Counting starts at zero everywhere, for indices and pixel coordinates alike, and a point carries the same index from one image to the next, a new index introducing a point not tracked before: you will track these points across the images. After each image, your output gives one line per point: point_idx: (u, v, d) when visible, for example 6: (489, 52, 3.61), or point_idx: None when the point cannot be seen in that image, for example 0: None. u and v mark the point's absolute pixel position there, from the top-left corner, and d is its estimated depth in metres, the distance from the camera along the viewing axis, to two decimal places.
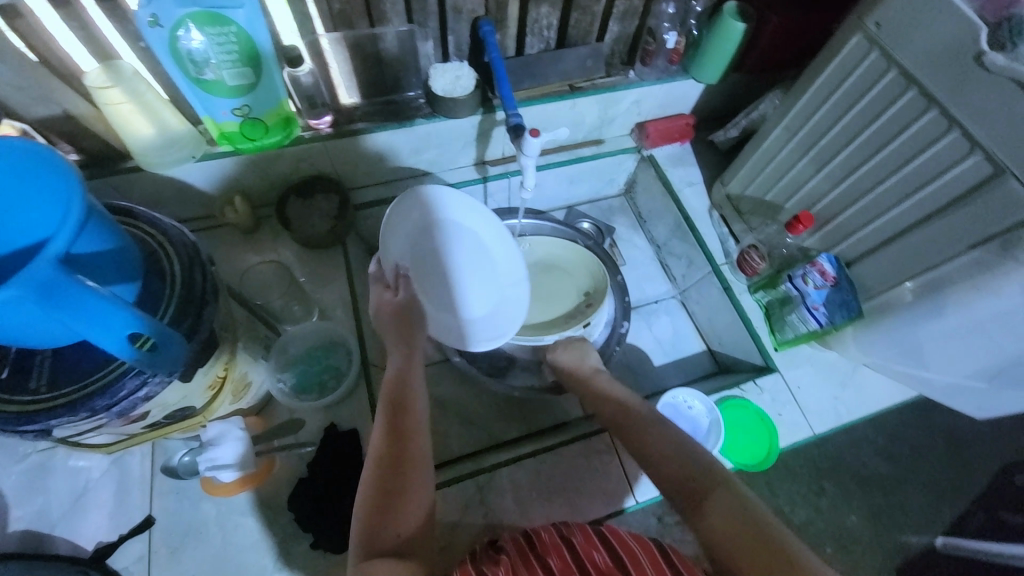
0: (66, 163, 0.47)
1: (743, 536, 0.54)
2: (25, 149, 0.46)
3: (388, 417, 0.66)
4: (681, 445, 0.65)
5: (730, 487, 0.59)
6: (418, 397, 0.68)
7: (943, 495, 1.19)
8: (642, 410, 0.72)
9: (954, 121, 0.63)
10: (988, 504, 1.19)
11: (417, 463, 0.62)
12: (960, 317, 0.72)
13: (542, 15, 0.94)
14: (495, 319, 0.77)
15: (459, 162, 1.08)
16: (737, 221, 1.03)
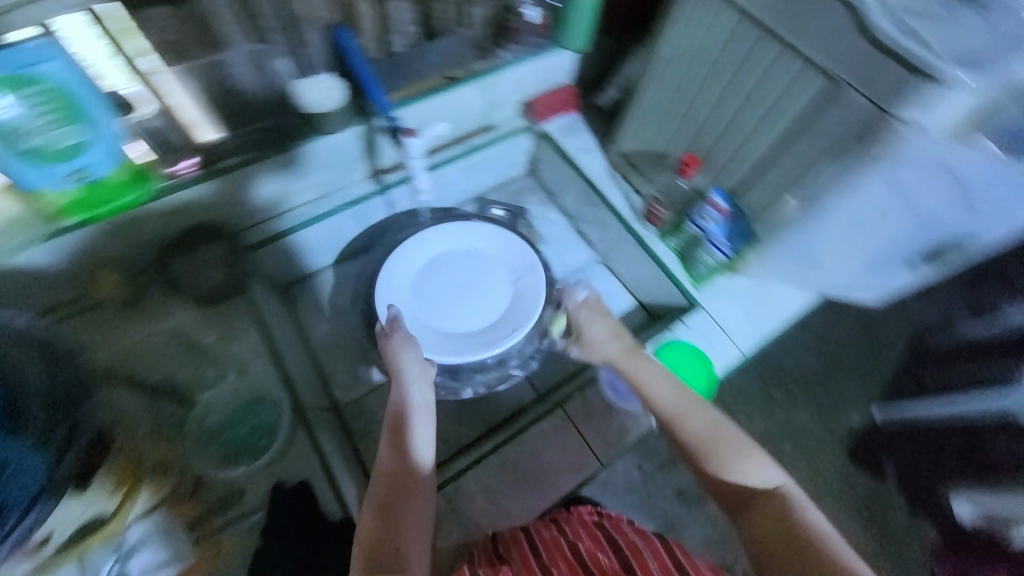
0: None
1: (788, 543, 0.57)
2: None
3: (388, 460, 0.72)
4: (730, 441, 0.70)
5: (788, 496, 0.63)
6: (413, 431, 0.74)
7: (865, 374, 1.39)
8: (703, 407, 0.74)
9: (794, 48, 0.68)
10: (906, 372, 1.39)
11: (415, 484, 0.70)
12: (842, 218, 0.78)
13: (397, 10, 0.90)
14: (502, 323, 0.97)
15: (350, 178, 1.02)
16: (636, 177, 1.08)
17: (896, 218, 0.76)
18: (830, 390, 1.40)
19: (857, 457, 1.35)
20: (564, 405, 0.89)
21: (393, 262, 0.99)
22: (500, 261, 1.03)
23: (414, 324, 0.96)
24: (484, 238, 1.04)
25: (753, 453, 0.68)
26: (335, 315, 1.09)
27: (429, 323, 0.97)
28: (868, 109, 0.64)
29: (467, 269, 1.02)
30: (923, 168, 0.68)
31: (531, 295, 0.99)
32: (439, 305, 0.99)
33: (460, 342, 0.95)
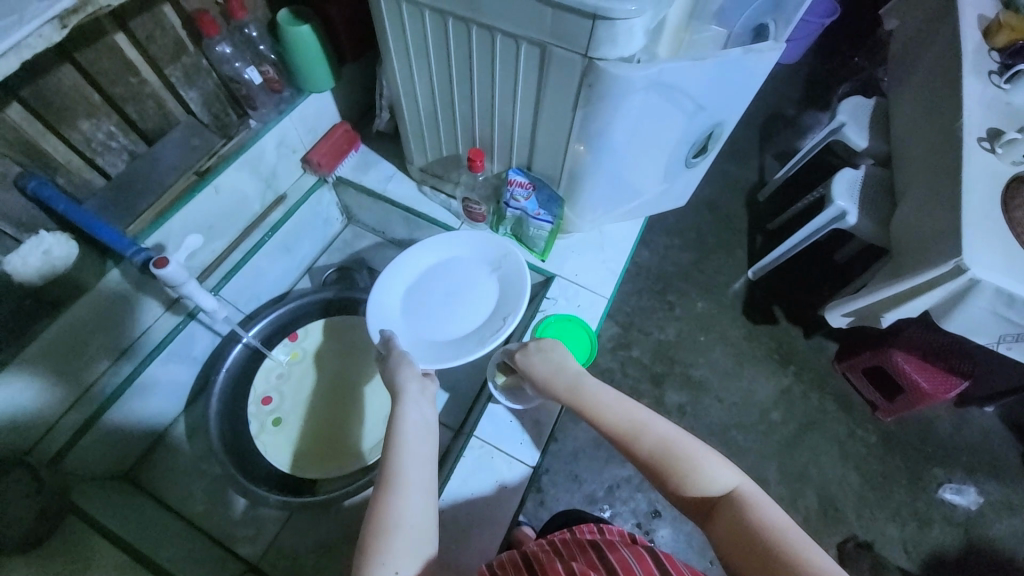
0: None
1: (746, 555, 0.52)
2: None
3: (381, 488, 0.62)
4: (675, 444, 0.62)
5: (743, 497, 0.56)
6: (409, 456, 0.65)
7: (727, 250, 1.58)
8: (651, 417, 0.66)
9: (492, 29, 0.69)
10: (758, 228, 1.61)
11: (411, 525, 0.59)
12: (621, 144, 0.82)
13: (93, 130, 0.77)
14: (494, 316, 0.92)
15: (142, 325, 0.89)
16: (445, 185, 1.08)
17: (669, 122, 0.81)
18: (708, 274, 1.55)
19: (752, 314, 1.50)
20: (477, 430, 0.89)
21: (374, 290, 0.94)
22: (476, 257, 0.98)
23: (409, 340, 0.91)
24: (447, 243, 0.98)
25: (713, 461, 0.60)
26: (206, 466, 0.97)
27: (425, 335, 0.92)
28: (577, 59, 0.68)
29: (448, 276, 0.97)
30: (643, 91, 0.72)
31: (517, 278, 0.93)
32: (429, 316, 0.94)
33: (458, 345, 0.90)
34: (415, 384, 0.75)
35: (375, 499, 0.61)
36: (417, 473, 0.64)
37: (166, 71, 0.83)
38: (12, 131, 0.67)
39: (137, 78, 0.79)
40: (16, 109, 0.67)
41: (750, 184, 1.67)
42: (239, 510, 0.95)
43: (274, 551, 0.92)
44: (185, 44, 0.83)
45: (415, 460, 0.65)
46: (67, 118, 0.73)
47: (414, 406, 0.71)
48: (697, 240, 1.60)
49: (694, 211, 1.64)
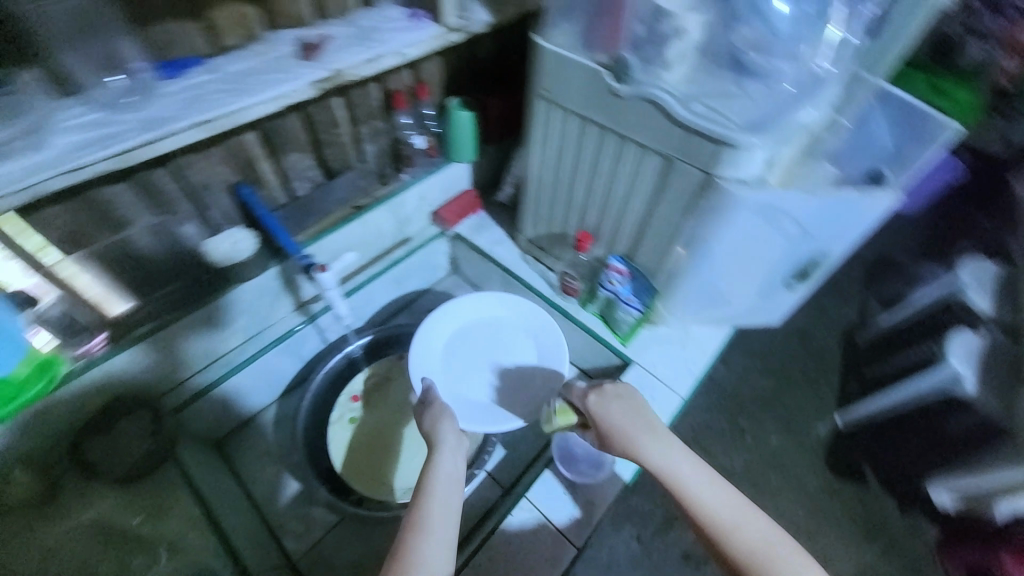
0: None
1: None
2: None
3: (408, 531, 0.63)
4: (787, 556, 0.61)
5: None
6: (438, 503, 0.66)
7: (814, 387, 1.49)
8: (746, 518, 0.64)
9: (627, 136, 0.82)
10: (852, 371, 1.52)
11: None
12: (722, 254, 0.89)
13: (298, 162, 1.00)
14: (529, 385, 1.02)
15: (276, 316, 1.04)
16: (546, 257, 1.18)
17: (770, 242, 0.86)
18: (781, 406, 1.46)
19: (834, 464, 1.37)
20: (530, 493, 0.88)
21: (422, 340, 1.03)
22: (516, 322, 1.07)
23: (452, 398, 0.98)
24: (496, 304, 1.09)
25: (799, 562, 0.61)
26: (280, 454, 1.05)
27: (464, 396, 0.99)
28: (696, 172, 0.77)
29: (490, 336, 1.08)
30: (760, 209, 0.79)
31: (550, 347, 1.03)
32: (466, 376, 1.02)
33: (496, 409, 0.98)
34: (454, 434, 0.77)
35: (401, 540, 0.62)
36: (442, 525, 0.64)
37: (358, 128, 1.05)
38: (246, 150, 0.90)
39: (337, 130, 1.02)
40: (255, 136, 0.90)
41: (849, 324, 1.61)
42: (295, 503, 1.01)
43: (313, 554, 0.96)
44: (380, 114, 1.08)
45: (444, 510, 0.66)
46: (283, 148, 0.95)
47: (449, 455, 0.73)
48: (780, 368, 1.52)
49: (782, 339, 1.58)
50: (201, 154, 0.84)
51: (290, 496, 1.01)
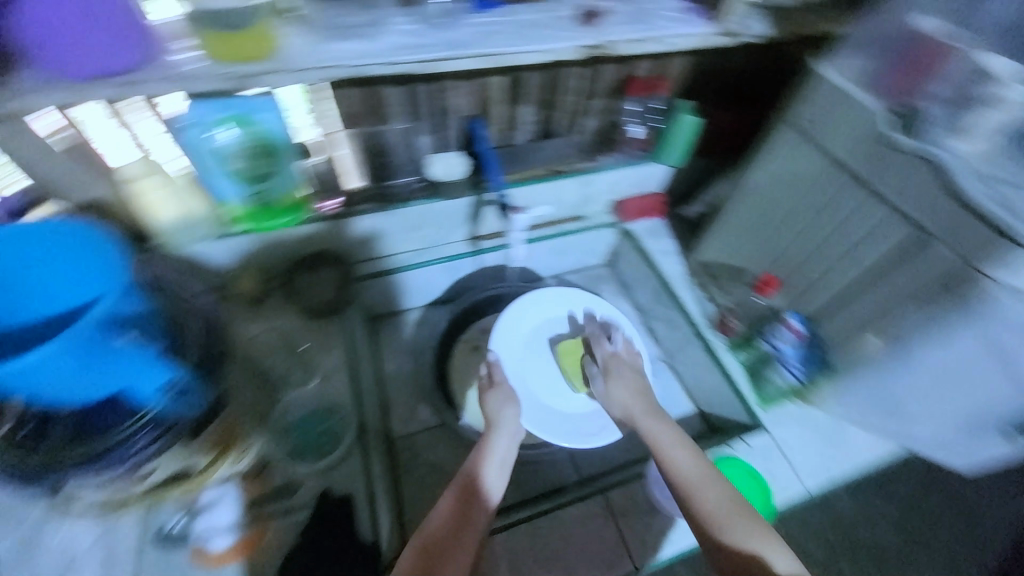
0: (86, 231, 0.56)
1: None
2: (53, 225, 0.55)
3: (461, 477, 0.73)
4: None
5: None
6: (490, 470, 0.75)
7: None
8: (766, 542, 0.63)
9: (885, 197, 0.72)
10: None
11: (476, 525, 0.67)
12: (927, 366, 0.77)
13: (524, 113, 1.04)
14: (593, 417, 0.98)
15: (452, 238, 1.13)
16: (712, 286, 1.10)
17: (984, 375, 0.73)
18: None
19: None
20: (610, 492, 0.87)
21: (507, 319, 1.03)
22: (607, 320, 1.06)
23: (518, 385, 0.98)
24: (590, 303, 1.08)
25: None
26: (408, 351, 1.16)
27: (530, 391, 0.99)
28: (954, 261, 0.67)
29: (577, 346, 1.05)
30: (990, 340, 0.68)
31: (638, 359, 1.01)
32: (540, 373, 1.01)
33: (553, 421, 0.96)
34: (510, 416, 0.84)
35: (454, 482, 0.72)
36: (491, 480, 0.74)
37: (590, 101, 1.06)
38: (492, 90, 0.97)
39: (572, 98, 1.04)
40: (505, 81, 0.96)
41: None
42: (409, 393, 1.10)
43: (409, 440, 1.03)
44: (610, 92, 1.05)
45: (496, 472, 0.75)
46: (521, 98, 1.01)
47: (505, 440, 0.80)
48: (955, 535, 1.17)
49: (974, 504, 1.21)
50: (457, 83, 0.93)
51: (401, 388, 1.10)
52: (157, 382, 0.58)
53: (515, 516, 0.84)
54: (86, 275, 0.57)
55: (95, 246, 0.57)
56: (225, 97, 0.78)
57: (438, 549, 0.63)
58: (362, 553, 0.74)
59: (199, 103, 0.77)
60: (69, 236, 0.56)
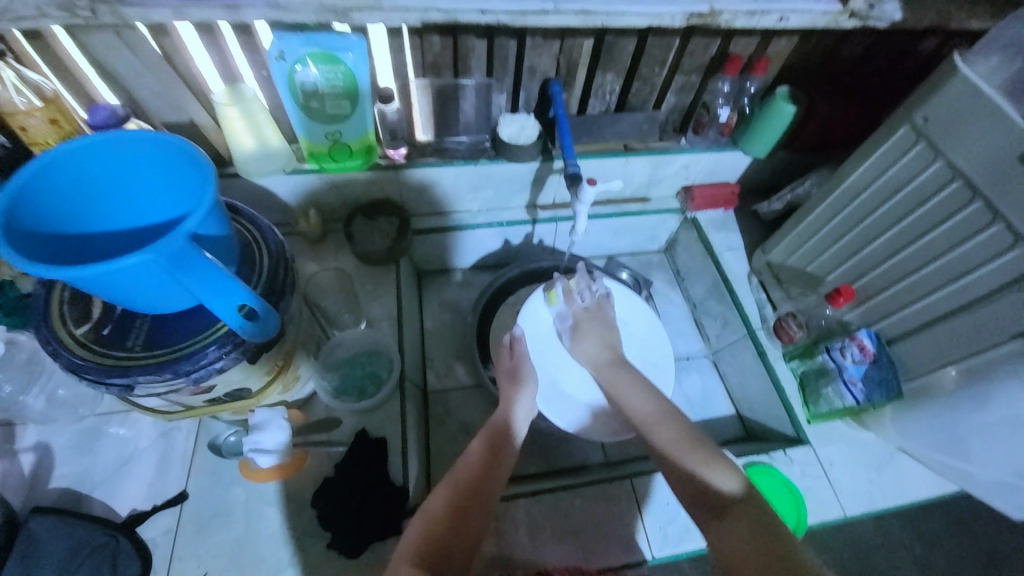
0: (183, 143, 0.56)
1: None
2: (158, 138, 0.56)
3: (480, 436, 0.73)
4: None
5: None
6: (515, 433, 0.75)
7: None
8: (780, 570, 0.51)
9: (999, 213, 0.65)
10: None
11: (489, 487, 0.66)
12: (1003, 408, 0.72)
13: (607, 82, 0.99)
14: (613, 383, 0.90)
15: (511, 203, 1.11)
16: (776, 289, 1.03)
17: None
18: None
19: None
20: (638, 477, 0.85)
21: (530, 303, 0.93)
22: (635, 334, 0.94)
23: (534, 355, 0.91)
24: (624, 300, 0.96)
25: None
26: (452, 309, 1.16)
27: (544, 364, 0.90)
28: None
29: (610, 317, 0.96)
30: None
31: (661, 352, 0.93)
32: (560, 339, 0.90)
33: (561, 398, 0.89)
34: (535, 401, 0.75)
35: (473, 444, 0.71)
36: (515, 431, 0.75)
37: (677, 76, 0.99)
38: (576, 54, 0.93)
39: (659, 70, 0.98)
40: (591, 45, 0.92)
41: None
42: (451, 350, 1.10)
43: (443, 396, 1.04)
44: (701, 69, 0.99)
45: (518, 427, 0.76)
46: (605, 65, 0.96)
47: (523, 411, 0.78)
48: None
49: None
50: (542, 41, 0.90)
51: (441, 345, 1.10)
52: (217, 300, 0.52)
53: (539, 486, 0.85)
54: (190, 191, 0.59)
55: (194, 159, 0.56)
56: (314, 31, 0.77)
57: (472, 497, 0.65)
58: (390, 493, 0.77)
59: (288, 35, 0.77)
60: (168, 148, 0.56)
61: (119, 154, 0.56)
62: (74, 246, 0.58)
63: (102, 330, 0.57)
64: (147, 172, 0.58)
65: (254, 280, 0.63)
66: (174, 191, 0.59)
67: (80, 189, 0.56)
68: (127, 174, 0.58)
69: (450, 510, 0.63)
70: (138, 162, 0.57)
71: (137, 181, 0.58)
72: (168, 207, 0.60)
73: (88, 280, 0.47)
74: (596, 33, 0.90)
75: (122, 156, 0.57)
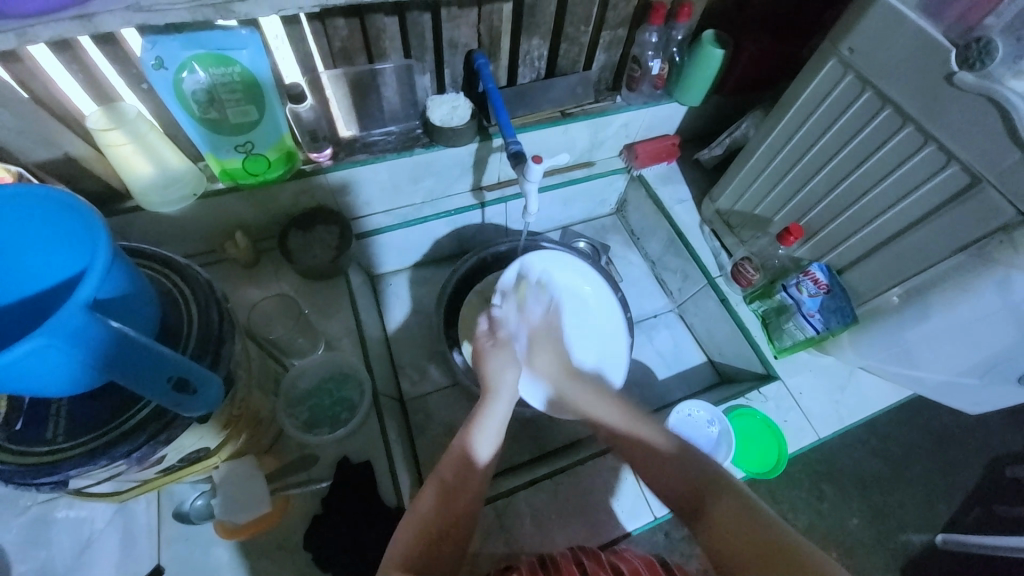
0: (57, 190, 0.47)
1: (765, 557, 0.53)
2: (22, 191, 0.46)
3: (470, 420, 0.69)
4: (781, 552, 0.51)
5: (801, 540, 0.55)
6: (483, 427, 0.68)
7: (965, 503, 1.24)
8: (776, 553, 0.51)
9: (930, 135, 0.67)
10: None
11: (472, 488, 0.62)
12: (945, 318, 0.77)
13: (533, 47, 0.94)
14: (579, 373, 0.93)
15: (455, 189, 1.06)
16: (728, 236, 1.05)
17: (994, 320, 0.72)
18: (952, 519, 1.14)
19: None
20: None
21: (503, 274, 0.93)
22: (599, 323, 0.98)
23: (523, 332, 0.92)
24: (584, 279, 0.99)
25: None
26: (413, 310, 1.11)
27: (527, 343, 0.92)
28: (1007, 209, 0.63)
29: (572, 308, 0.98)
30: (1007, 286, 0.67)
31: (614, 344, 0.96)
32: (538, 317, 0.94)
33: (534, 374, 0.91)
34: (514, 381, 0.74)
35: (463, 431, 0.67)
36: (498, 414, 0.70)
37: (603, 31, 0.95)
38: (497, 21, 0.87)
39: (584, 28, 0.93)
40: (511, 8, 0.86)
41: None
42: (420, 353, 1.06)
43: (422, 402, 1.00)
44: (627, 21, 0.95)
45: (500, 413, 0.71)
46: (529, 30, 0.90)
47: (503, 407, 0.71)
48: (963, 471, 1.19)
49: (983, 440, 1.22)
50: (458, 12, 0.82)
51: (409, 349, 1.06)
52: (137, 373, 0.44)
53: (535, 474, 0.85)
54: (79, 247, 0.49)
55: (71, 206, 0.47)
56: (193, 31, 0.67)
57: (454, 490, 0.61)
58: (387, 516, 0.74)
59: (163, 38, 0.66)
60: (34, 199, 0.47)
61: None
62: None
63: (13, 427, 0.49)
64: (17, 233, 0.48)
65: (184, 335, 0.55)
66: (61, 251, 0.50)
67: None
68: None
69: (440, 505, 0.60)
70: (3, 224, 0.47)
71: (10, 246, 0.48)
72: (59, 270, 0.51)
73: None
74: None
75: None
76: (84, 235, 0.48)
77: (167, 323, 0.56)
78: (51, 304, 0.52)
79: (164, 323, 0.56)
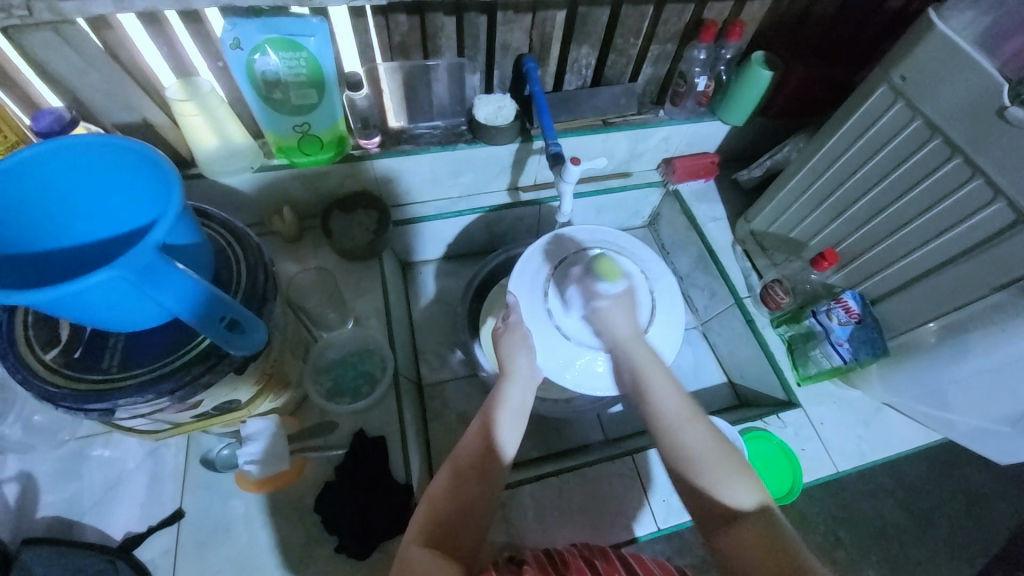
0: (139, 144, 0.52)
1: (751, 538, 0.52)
2: (109, 143, 0.51)
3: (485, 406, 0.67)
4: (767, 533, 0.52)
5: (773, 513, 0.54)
6: (503, 416, 0.66)
7: None
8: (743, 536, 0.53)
9: (978, 168, 0.66)
10: None
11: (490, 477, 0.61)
12: (981, 360, 0.75)
13: (582, 56, 0.96)
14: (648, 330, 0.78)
15: (492, 187, 1.09)
16: (760, 257, 1.04)
17: None
18: None
19: None
20: (637, 453, 0.87)
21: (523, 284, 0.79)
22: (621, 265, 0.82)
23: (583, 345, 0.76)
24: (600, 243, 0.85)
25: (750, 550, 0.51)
26: (439, 300, 1.14)
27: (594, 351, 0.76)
28: None
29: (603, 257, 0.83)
30: None
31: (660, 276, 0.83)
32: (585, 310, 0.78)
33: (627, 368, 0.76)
34: (525, 366, 0.71)
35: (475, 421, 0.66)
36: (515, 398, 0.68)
37: (652, 45, 0.97)
38: (549, 28, 0.90)
39: (634, 41, 0.95)
40: (564, 16, 0.89)
41: None
42: (442, 341, 1.08)
43: (439, 389, 1.03)
44: (677, 37, 0.96)
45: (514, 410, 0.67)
46: (579, 39, 0.93)
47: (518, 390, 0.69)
48: (993, 530, 1.12)
49: (1019, 502, 1.15)
50: (512, 17, 0.86)
51: (431, 336, 1.09)
52: (194, 311, 0.49)
53: (542, 471, 0.86)
54: (153, 197, 0.54)
55: (150, 160, 0.52)
56: (270, 16, 0.72)
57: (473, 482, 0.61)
58: (394, 489, 0.76)
59: (242, 20, 0.72)
60: (117, 150, 0.52)
61: (68, 163, 0.52)
62: (32, 265, 0.54)
63: (72, 354, 0.54)
64: (102, 179, 0.54)
65: (232, 290, 0.60)
66: (138, 199, 0.55)
67: (27, 205, 0.52)
68: (82, 184, 0.53)
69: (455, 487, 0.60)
70: (90, 170, 0.53)
71: (96, 190, 0.54)
72: (133, 215, 0.56)
73: (50, 303, 0.44)
74: (568, 4, 0.87)
75: (69, 165, 0.52)
76: (159, 188, 0.53)
77: (218, 279, 0.60)
78: (123, 246, 0.58)
79: (215, 278, 0.60)
